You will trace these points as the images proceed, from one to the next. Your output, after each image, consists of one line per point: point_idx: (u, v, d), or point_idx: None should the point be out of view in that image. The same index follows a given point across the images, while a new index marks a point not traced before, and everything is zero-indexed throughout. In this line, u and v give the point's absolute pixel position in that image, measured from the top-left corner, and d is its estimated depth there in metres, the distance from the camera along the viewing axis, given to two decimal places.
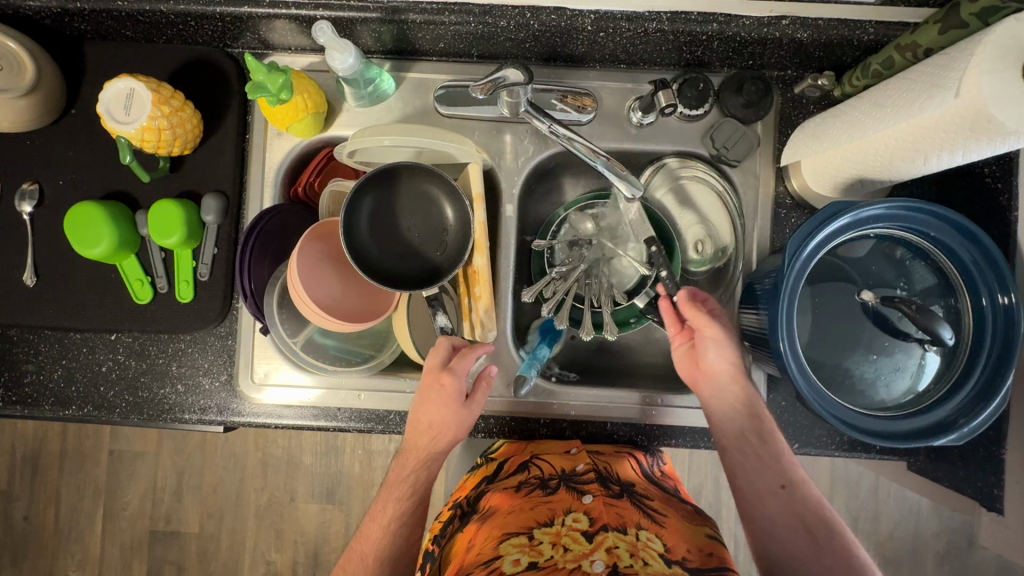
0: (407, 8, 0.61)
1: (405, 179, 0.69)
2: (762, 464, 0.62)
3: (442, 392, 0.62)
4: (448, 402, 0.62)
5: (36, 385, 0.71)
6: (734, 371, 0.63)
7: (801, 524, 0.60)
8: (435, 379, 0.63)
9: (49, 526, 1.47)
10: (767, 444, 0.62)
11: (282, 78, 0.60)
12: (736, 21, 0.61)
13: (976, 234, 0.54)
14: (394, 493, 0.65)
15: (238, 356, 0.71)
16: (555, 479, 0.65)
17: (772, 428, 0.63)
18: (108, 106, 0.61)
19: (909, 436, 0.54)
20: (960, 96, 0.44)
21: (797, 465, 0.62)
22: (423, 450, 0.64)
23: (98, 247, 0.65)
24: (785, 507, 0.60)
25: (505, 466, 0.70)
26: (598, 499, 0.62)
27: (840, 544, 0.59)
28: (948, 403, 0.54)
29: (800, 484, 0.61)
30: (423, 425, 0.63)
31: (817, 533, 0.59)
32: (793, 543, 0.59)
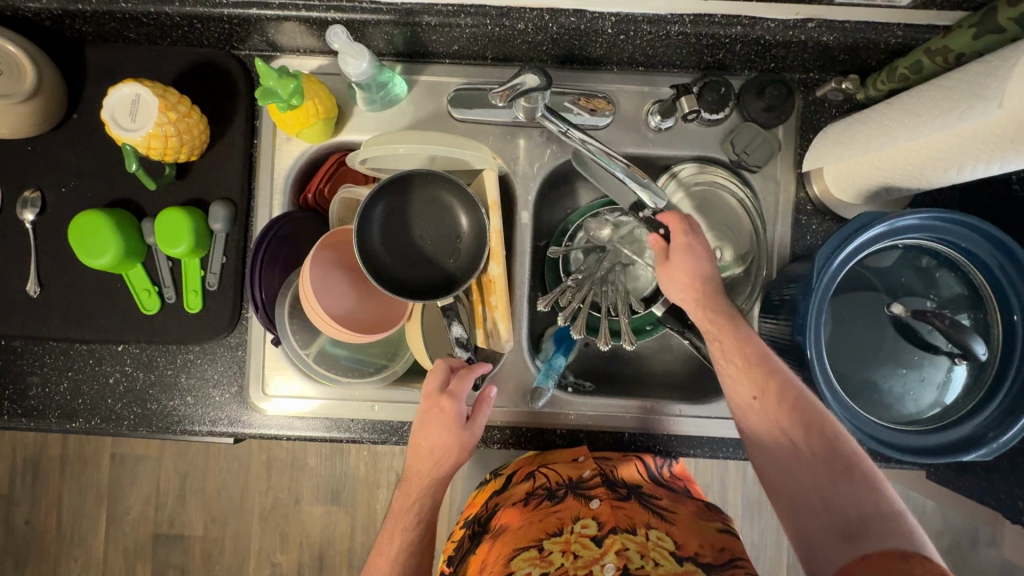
0: (421, 10, 0.59)
1: (419, 185, 0.67)
2: (736, 374, 0.56)
3: (441, 416, 0.61)
4: (448, 426, 0.61)
5: (42, 398, 0.69)
6: (696, 292, 0.59)
7: (777, 431, 0.53)
8: (433, 404, 0.61)
9: (51, 530, 1.46)
10: (736, 352, 0.56)
11: (292, 83, 0.58)
12: (760, 24, 0.59)
13: (1013, 247, 0.52)
14: (399, 526, 0.63)
15: (247, 368, 0.69)
16: (562, 489, 0.64)
17: (740, 331, 0.57)
18: (113, 113, 0.59)
19: (937, 452, 0.53)
20: (1003, 107, 0.43)
21: (768, 362, 0.55)
22: (426, 475, 0.63)
23: (103, 257, 0.64)
24: (763, 420, 0.54)
25: (513, 478, 0.70)
26: (605, 504, 0.62)
27: (827, 438, 0.52)
28: (976, 418, 0.53)
29: (776, 391, 0.54)
30: (425, 451, 0.62)
31: (798, 432, 0.53)
32: (776, 456, 0.54)
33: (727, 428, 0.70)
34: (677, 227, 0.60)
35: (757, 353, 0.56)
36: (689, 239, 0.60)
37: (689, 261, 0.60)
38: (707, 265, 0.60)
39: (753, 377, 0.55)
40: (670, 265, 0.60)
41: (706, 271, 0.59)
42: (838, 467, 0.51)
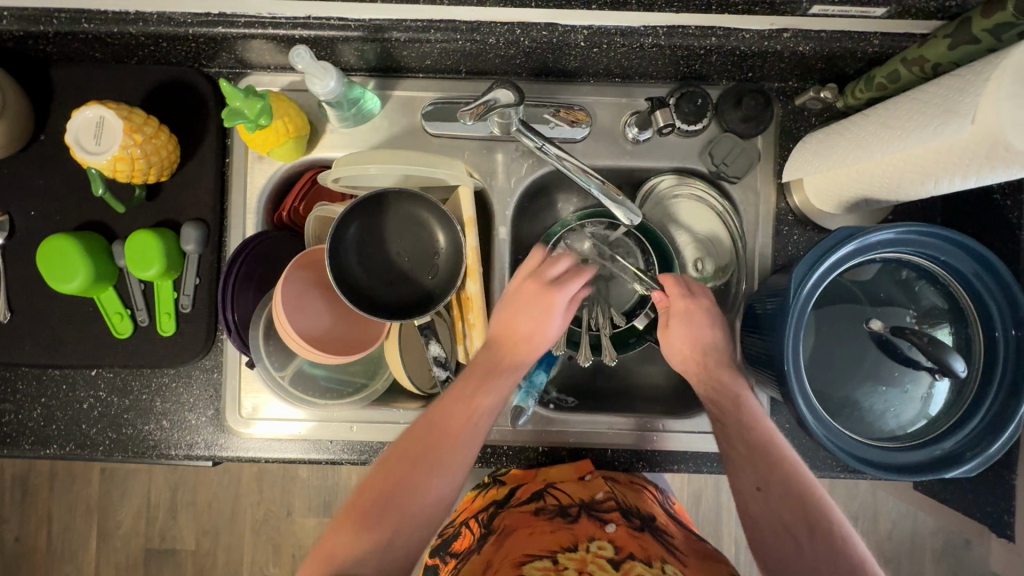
0: (390, 26, 0.58)
1: (394, 203, 0.66)
2: (739, 463, 0.56)
3: (540, 296, 0.61)
4: (554, 312, 0.60)
5: (14, 425, 0.68)
6: (700, 360, 0.61)
7: (781, 526, 0.52)
8: (544, 290, 0.61)
9: (41, 547, 1.44)
10: (739, 439, 0.57)
11: (260, 103, 0.57)
12: (736, 34, 0.57)
13: (994, 262, 0.52)
14: (460, 402, 0.58)
15: (224, 391, 0.68)
16: (575, 508, 0.63)
17: (745, 415, 0.58)
18: (77, 136, 0.58)
19: (917, 469, 0.52)
20: (976, 122, 0.42)
21: (774, 451, 0.56)
22: (513, 358, 0.61)
23: (72, 282, 0.63)
24: (766, 511, 0.53)
25: (517, 493, 0.67)
26: (622, 529, 0.60)
27: (830, 539, 0.50)
28: (954, 436, 0.53)
29: (779, 481, 0.54)
30: (521, 337, 0.61)
31: (801, 529, 0.51)
32: (777, 549, 0.51)
33: (711, 443, 0.69)
34: (677, 294, 0.61)
35: (762, 439, 0.56)
36: (690, 305, 0.61)
37: (693, 323, 0.60)
38: (708, 333, 0.61)
39: (757, 467, 0.55)
40: (672, 326, 0.61)
41: (705, 339, 0.60)
42: (844, 572, 0.48)
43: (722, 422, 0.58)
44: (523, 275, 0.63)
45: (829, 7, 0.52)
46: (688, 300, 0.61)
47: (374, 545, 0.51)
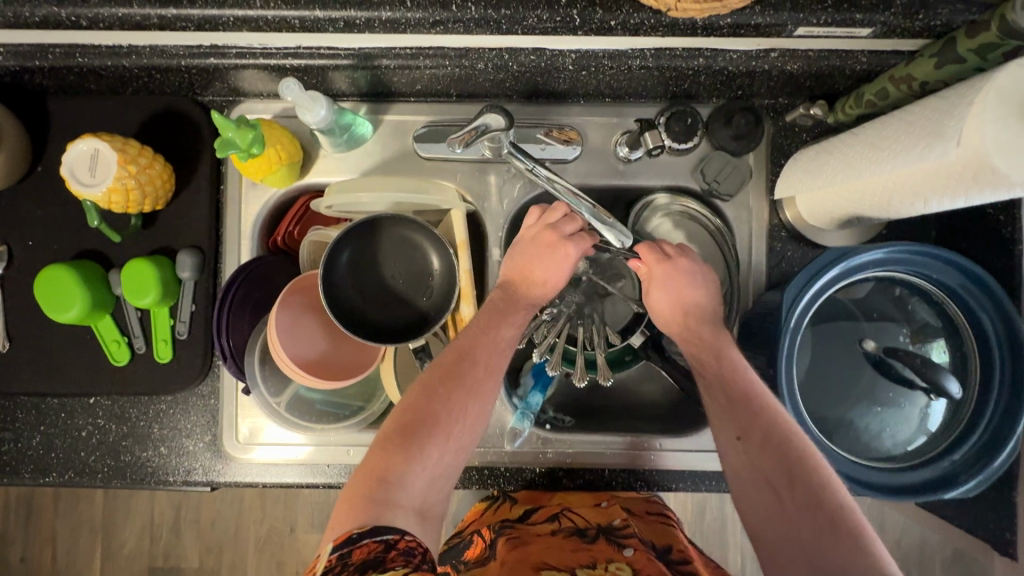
0: (379, 54, 0.58)
1: (387, 227, 0.67)
2: (721, 415, 0.54)
3: (547, 237, 0.61)
4: (567, 264, 0.61)
5: (14, 454, 0.68)
6: (683, 319, 0.60)
7: (761, 478, 0.50)
8: (558, 241, 0.60)
9: (46, 566, 1.45)
10: (719, 390, 0.55)
11: (252, 133, 0.58)
12: (723, 55, 0.57)
13: (986, 280, 0.52)
14: (481, 348, 0.59)
15: (221, 417, 0.68)
16: (593, 531, 0.63)
17: (725, 367, 0.56)
18: (73, 169, 0.59)
19: (914, 490, 0.52)
20: (962, 145, 0.42)
21: (756, 399, 0.53)
22: (525, 298, 0.62)
23: (69, 311, 0.63)
24: (747, 463, 0.51)
25: (532, 512, 0.67)
26: (640, 552, 0.58)
27: (809, 487, 0.48)
28: (950, 456, 0.52)
29: (759, 433, 0.51)
30: (536, 280, 0.61)
31: (780, 480, 0.49)
32: (758, 502, 0.50)
33: (708, 462, 0.68)
34: (652, 258, 0.60)
35: (743, 390, 0.54)
36: (665, 267, 0.60)
37: (672, 284, 0.60)
38: (691, 293, 0.60)
39: (737, 417, 0.53)
40: (654, 289, 0.61)
41: (688, 300, 0.60)
42: (823, 521, 0.46)
43: (706, 377, 0.56)
44: (536, 223, 0.63)
45: (815, 29, 0.52)
46: (663, 262, 0.60)
47: (390, 496, 0.50)
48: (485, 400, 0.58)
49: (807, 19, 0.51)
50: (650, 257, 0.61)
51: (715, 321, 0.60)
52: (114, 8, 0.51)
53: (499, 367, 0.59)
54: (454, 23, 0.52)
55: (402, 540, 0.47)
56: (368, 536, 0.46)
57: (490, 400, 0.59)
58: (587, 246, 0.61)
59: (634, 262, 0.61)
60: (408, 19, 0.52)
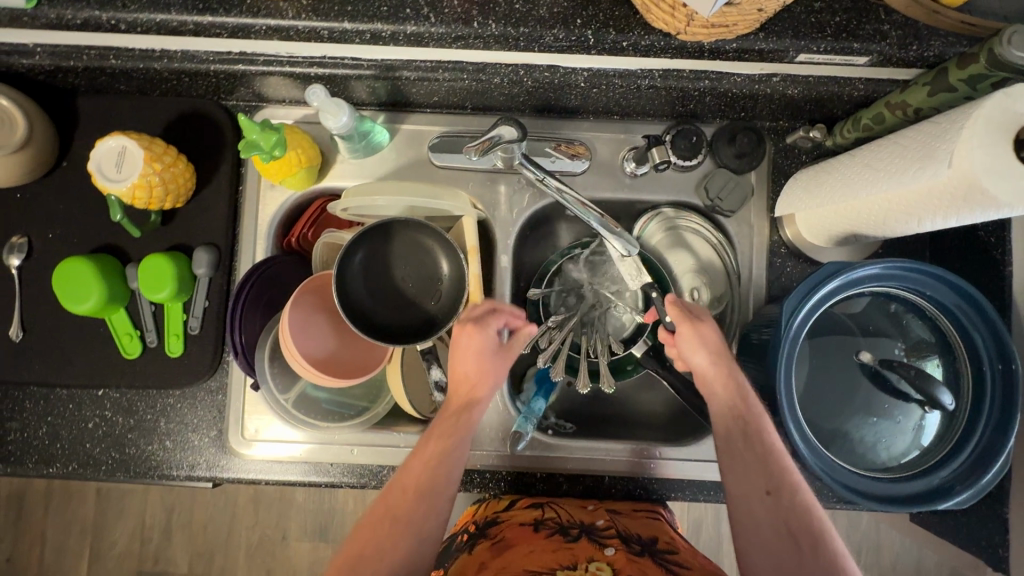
0: (400, 66, 0.61)
1: (400, 231, 0.69)
2: (750, 466, 0.54)
3: (472, 339, 0.60)
4: (480, 350, 0.60)
5: (19, 443, 0.69)
6: (721, 363, 0.58)
7: (785, 533, 0.50)
8: (463, 330, 0.61)
9: (34, 567, 1.44)
10: (754, 440, 0.54)
11: (275, 136, 0.60)
12: (727, 78, 0.60)
13: (976, 296, 0.54)
14: (420, 460, 0.57)
15: (228, 412, 0.69)
16: (576, 529, 0.63)
17: (759, 422, 0.56)
18: (99, 163, 0.61)
19: (908, 501, 0.53)
20: (953, 167, 0.44)
21: (784, 460, 0.54)
22: (464, 401, 0.61)
23: (86, 303, 0.65)
24: (773, 519, 0.51)
25: (518, 504, 0.68)
26: (620, 553, 0.60)
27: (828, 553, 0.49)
28: (945, 468, 0.54)
29: (789, 489, 0.52)
30: (463, 379, 0.61)
31: (803, 541, 0.50)
32: (776, 558, 0.50)
33: (707, 471, 0.69)
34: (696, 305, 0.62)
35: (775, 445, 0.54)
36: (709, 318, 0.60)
37: (715, 331, 0.60)
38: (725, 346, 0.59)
39: (767, 472, 0.53)
40: (699, 327, 0.59)
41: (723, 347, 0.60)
42: None
43: (734, 422, 0.56)
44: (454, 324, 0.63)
45: (815, 56, 0.55)
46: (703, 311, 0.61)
47: None
48: (428, 521, 0.54)
49: (808, 46, 0.54)
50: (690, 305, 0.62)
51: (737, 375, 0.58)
52: (154, 13, 0.54)
53: (445, 488, 0.56)
54: (475, 38, 0.55)
55: None
56: None
57: (436, 519, 0.55)
58: (512, 316, 0.62)
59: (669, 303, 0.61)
60: (431, 33, 0.55)
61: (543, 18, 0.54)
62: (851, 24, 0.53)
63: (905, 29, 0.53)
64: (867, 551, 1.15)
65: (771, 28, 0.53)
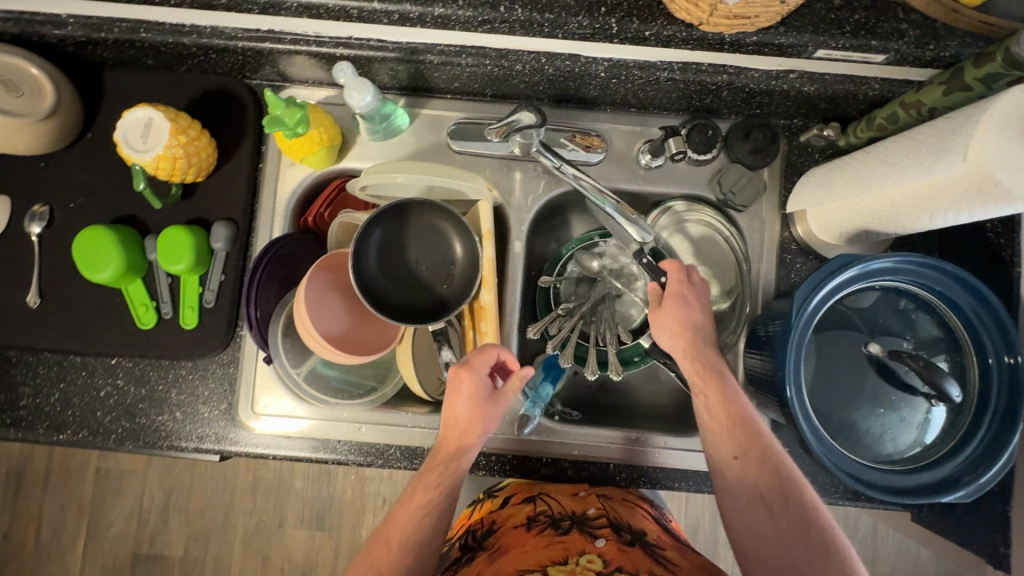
0: (424, 50, 0.62)
1: (416, 213, 0.69)
2: (719, 435, 0.58)
3: (464, 385, 0.60)
4: (470, 397, 0.60)
5: (31, 409, 0.69)
6: (686, 339, 0.60)
7: (756, 496, 0.55)
8: (456, 375, 0.61)
9: (30, 544, 1.44)
10: (721, 410, 0.58)
11: (299, 113, 0.62)
12: (746, 73, 0.62)
13: (984, 292, 0.54)
14: (407, 507, 0.59)
15: (239, 385, 0.70)
16: (567, 521, 0.67)
17: (727, 391, 0.58)
18: (125, 133, 0.62)
19: (914, 493, 0.54)
20: (967, 161, 0.45)
21: (750, 424, 0.57)
22: (452, 446, 0.60)
23: (104, 271, 0.65)
24: (745, 482, 0.56)
25: (511, 500, 0.72)
26: (610, 543, 0.64)
27: (798, 505, 0.54)
28: (951, 461, 0.54)
29: (757, 451, 0.56)
30: (454, 424, 0.61)
31: (776, 500, 0.54)
32: (751, 518, 0.55)
33: None
34: (673, 277, 0.63)
35: (740, 410, 0.58)
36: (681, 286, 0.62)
37: (683, 308, 0.61)
38: (698, 315, 0.61)
39: (736, 437, 0.57)
40: (663, 308, 0.62)
41: (693, 322, 0.61)
42: (810, 535, 0.53)
43: (702, 398, 0.59)
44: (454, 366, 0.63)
45: (833, 52, 0.56)
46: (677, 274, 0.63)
47: None
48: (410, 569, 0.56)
49: (827, 42, 0.54)
50: (669, 273, 0.63)
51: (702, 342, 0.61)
52: None
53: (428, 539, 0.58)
54: (501, 23, 0.56)
55: None
56: None
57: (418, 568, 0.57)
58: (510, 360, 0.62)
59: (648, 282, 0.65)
60: (457, 16, 0.55)
61: (568, 5, 0.55)
62: (871, 22, 0.54)
63: (924, 28, 0.54)
64: (864, 558, 1.15)
65: (792, 22, 0.54)
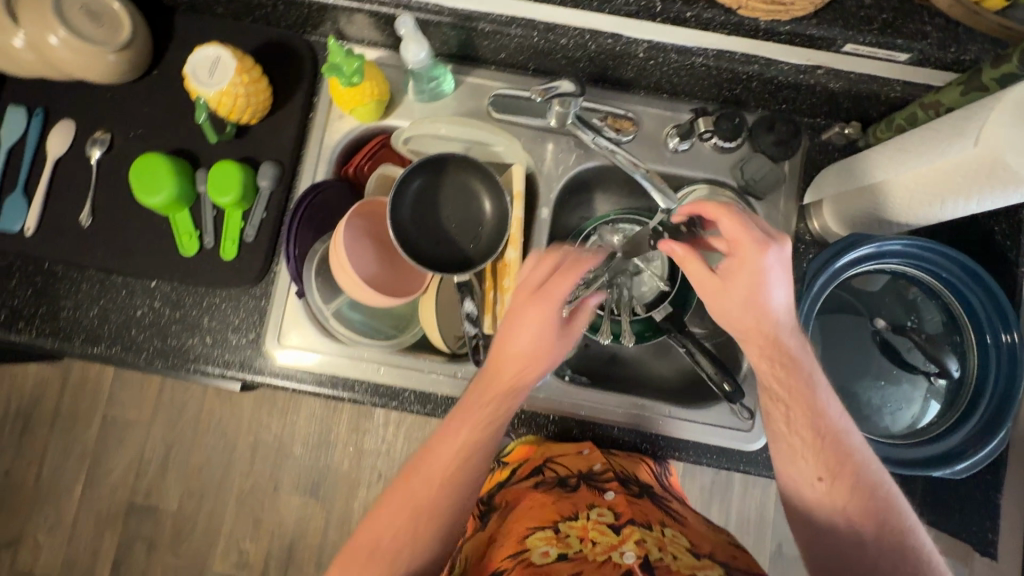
0: (478, 17, 0.67)
1: (453, 170, 0.74)
2: (802, 454, 0.55)
3: (538, 313, 0.58)
4: (544, 326, 0.58)
5: (70, 320, 0.73)
6: (760, 322, 0.55)
7: (841, 516, 0.53)
8: (533, 298, 0.59)
9: (29, 485, 1.44)
10: (806, 425, 0.55)
11: (356, 63, 0.66)
12: (775, 65, 0.66)
13: (981, 273, 0.61)
14: (430, 464, 0.57)
15: (268, 317, 0.73)
16: (574, 478, 0.65)
17: (814, 399, 0.55)
18: (194, 68, 0.67)
19: (923, 464, 0.59)
20: (979, 144, 0.49)
21: (841, 444, 0.55)
22: (509, 380, 0.59)
23: (156, 196, 0.69)
24: (827, 506, 0.53)
25: (518, 471, 0.70)
26: (620, 495, 0.62)
27: (894, 532, 0.52)
28: (955, 435, 0.60)
29: (844, 472, 0.54)
30: (512, 355, 0.59)
31: (867, 522, 0.52)
32: (834, 540, 0.53)
33: (712, 436, 0.72)
34: (744, 244, 0.54)
35: (830, 429, 0.55)
36: (763, 255, 0.53)
37: (748, 278, 0.54)
38: (771, 290, 0.54)
39: (823, 458, 0.54)
40: (716, 275, 0.56)
41: (761, 302, 0.55)
42: (906, 562, 0.51)
43: (780, 407, 0.56)
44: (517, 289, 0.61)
45: (860, 47, 0.60)
46: (767, 247, 0.54)
47: None
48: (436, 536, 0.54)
49: (856, 37, 0.58)
50: (733, 233, 0.55)
51: (780, 335, 0.55)
52: None
53: (453, 504, 0.56)
54: None
55: None
56: None
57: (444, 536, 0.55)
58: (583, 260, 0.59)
59: (679, 244, 0.56)
60: None
61: None
62: (897, 22, 0.58)
63: (946, 32, 0.58)
64: None
65: (823, 16, 0.58)
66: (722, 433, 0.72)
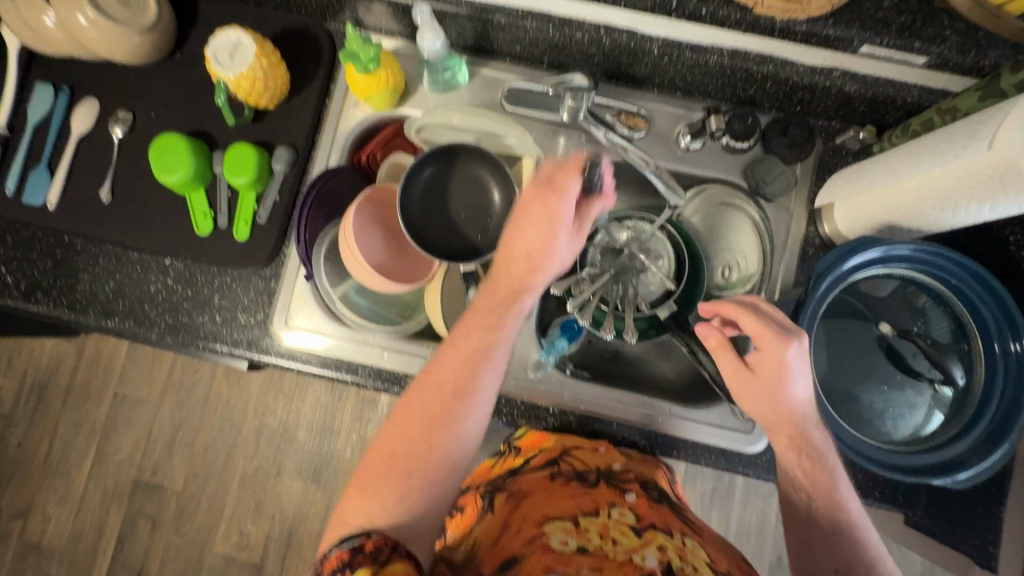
0: (494, 10, 0.68)
1: (462, 160, 0.74)
2: (819, 546, 0.55)
3: (543, 212, 0.56)
4: (552, 232, 0.57)
5: (86, 293, 0.75)
6: (783, 411, 0.55)
7: None
8: (542, 197, 0.56)
9: (40, 458, 1.47)
10: (825, 516, 0.55)
11: (372, 51, 0.67)
12: (791, 66, 0.65)
13: (989, 279, 0.60)
14: (412, 413, 0.56)
15: (277, 298, 0.75)
16: (595, 475, 0.65)
17: (837, 491, 0.55)
18: (215, 50, 0.68)
19: (925, 473, 0.59)
20: (993, 148, 0.49)
21: (855, 538, 0.54)
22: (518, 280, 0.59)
23: (174, 174, 0.71)
24: None
25: (534, 459, 0.69)
26: (640, 498, 0.62)
27: None
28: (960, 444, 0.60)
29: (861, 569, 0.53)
30: (522, 258, 0.58)
31: None
32: None
33: (712, 437, 0.72)
34: (765, 337, 0.54)
35: (847, 520, 0.55)
36: (786, 349, 0.53)
37: (766, 363, 0.54)
38: (794, 378, 0.54)
39: (838, 550, 0.54)
40: (733, 357, 0.57)
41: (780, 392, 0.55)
42: None
43: (797, 494, 0.57)
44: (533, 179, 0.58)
45: (877, 49, 0.59)
46: (788, 343, 0.53)
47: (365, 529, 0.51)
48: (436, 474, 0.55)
49: (872, 39, 0.58)
50: (752, 327, 0.54)
51: (808, 429, 0.56)
52: None
53: (446, 446, 0.55)
54: None
55: (370, 540, 0.49)
56: (336, 547, 0.49)
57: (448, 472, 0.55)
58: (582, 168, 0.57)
59: (711, 331, 0.58)
60: None
61: None
62: (916, 25, 0.57)
63: (966, 36, 0.57)
64: None
65: (840, 17, 0.58)
66: (722, 434, 0.72)
